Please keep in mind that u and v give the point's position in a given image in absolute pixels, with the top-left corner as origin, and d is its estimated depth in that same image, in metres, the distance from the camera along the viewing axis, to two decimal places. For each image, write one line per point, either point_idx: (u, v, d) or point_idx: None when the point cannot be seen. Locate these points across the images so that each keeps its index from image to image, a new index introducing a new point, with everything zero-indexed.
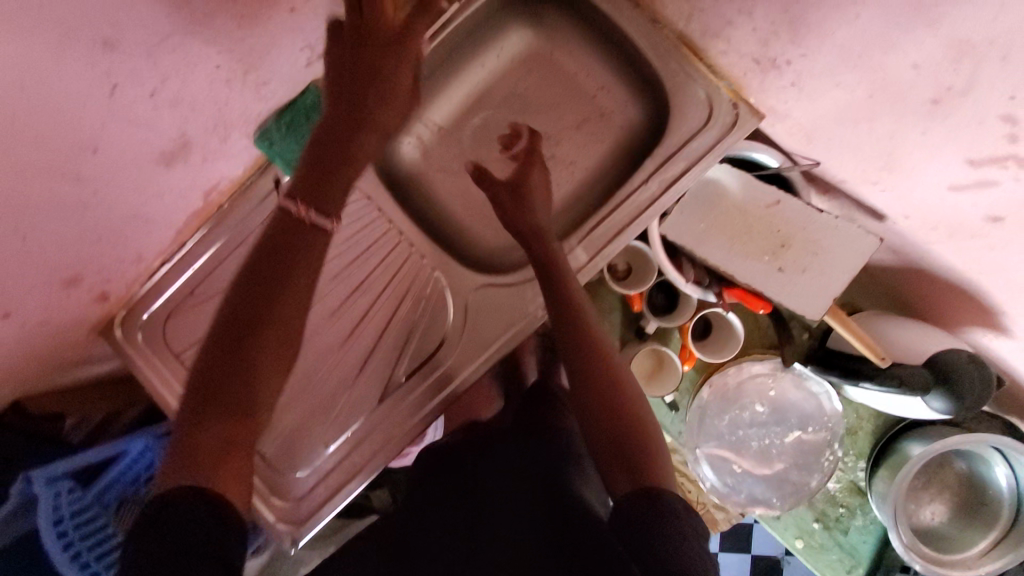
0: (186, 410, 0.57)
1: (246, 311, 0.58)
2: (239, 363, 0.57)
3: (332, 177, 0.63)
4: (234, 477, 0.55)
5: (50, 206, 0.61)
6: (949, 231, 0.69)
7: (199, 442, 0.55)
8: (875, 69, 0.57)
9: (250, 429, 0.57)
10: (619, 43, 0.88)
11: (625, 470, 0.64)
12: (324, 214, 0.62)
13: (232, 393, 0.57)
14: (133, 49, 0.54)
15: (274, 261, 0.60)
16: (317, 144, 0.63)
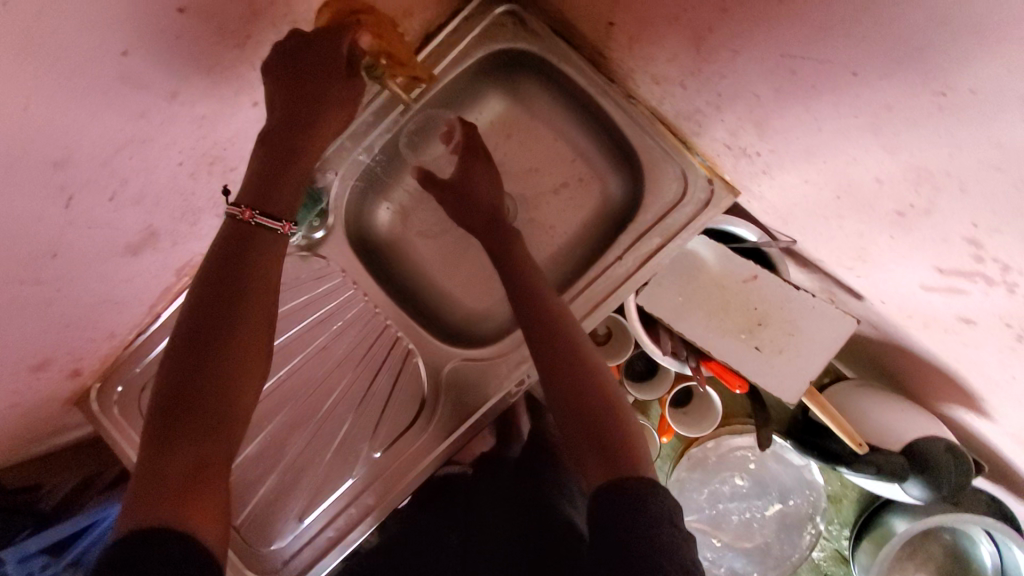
0: (146, 448, 0.49)
1: (203, 332, 0.52)
2: (202, 385, 0.51)
3: (273, 207, 0.57)
4: (208, 504, 0.48)
5: (9, 311, 0.60)
6: (924, 321, 0.68)
7: (164, 472, 0.47)
8: (840, 173, 0.56)
9: (223, 448, 0.51)
10: (597, 115, 0.87)
11: (598, 455, 0.63)
12: (273, 235, 0.56)
13: (200, 416, 0.50)
14: (87, 163, 0.54)
15: (227, 273, 0.53)
16: (264, 148, 0.57)
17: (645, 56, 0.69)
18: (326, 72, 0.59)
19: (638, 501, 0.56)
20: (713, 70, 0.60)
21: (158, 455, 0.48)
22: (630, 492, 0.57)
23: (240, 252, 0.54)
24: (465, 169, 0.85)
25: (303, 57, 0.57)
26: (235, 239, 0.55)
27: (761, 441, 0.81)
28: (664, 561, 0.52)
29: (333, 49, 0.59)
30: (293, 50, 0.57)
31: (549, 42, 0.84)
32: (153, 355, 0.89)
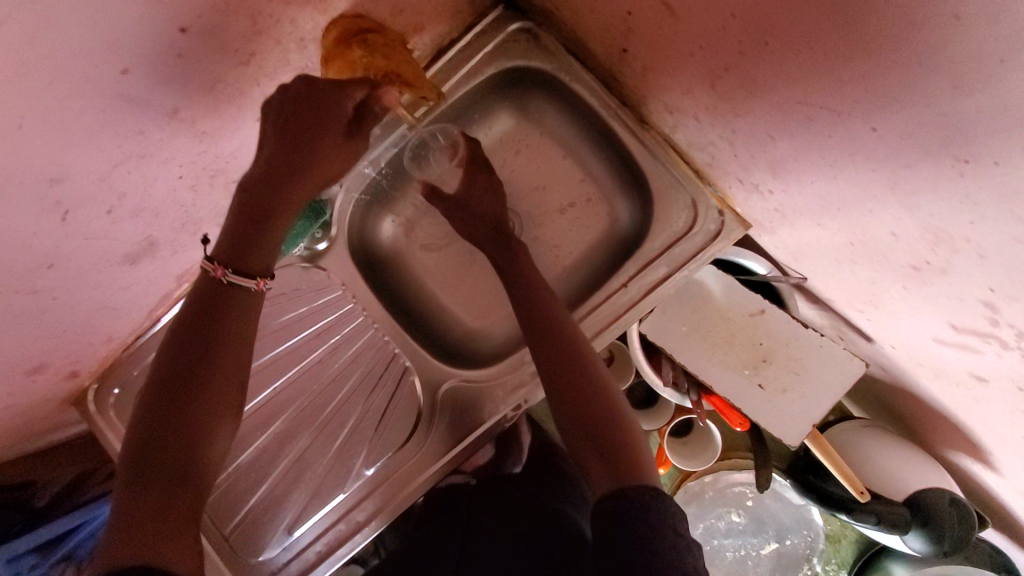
0: (116, 495, 0.48)
1: (176, 378, 0.52)
2: (174, 431, 0.50)
3: (251, 262, 0.56)
4: (178, 544, 0.47)
5: (3, 319, 0.60)
6: (934, 371, 0.66)
7: (133, 516, 0.46)
8: (855, 222, 0.54)
9: (193, 491, 0.50)
10: (609, 137, 0.85)
11: (602, 460, 0.61)
12: (247, 293, 0.56)
13: (171, 461, 0.50)
14: (84, 179, 0.53)
15: (201, 323, 0.54)
16: (243, 196, 0.56)
17: (659, 85, 0.67)
18: (320, 133, 0.57)
19: (639, 507, 0.54)
20: (727, 106, 0.58)
21: (128, 500, 0.48)
22: (631, 499, 0.55)
23: (216, 301, 0.54)
24: (467, 181, 0.84)
25: (298, 115, 0.56)
26: (211, 288, 0.55)
27: (761, 482, 0.80)
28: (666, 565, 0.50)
29: (330, 107, 0.57)
30: (289, 105, 0.56)
31: (562, 61, 0.83)
32: (150, 359, 0.89)
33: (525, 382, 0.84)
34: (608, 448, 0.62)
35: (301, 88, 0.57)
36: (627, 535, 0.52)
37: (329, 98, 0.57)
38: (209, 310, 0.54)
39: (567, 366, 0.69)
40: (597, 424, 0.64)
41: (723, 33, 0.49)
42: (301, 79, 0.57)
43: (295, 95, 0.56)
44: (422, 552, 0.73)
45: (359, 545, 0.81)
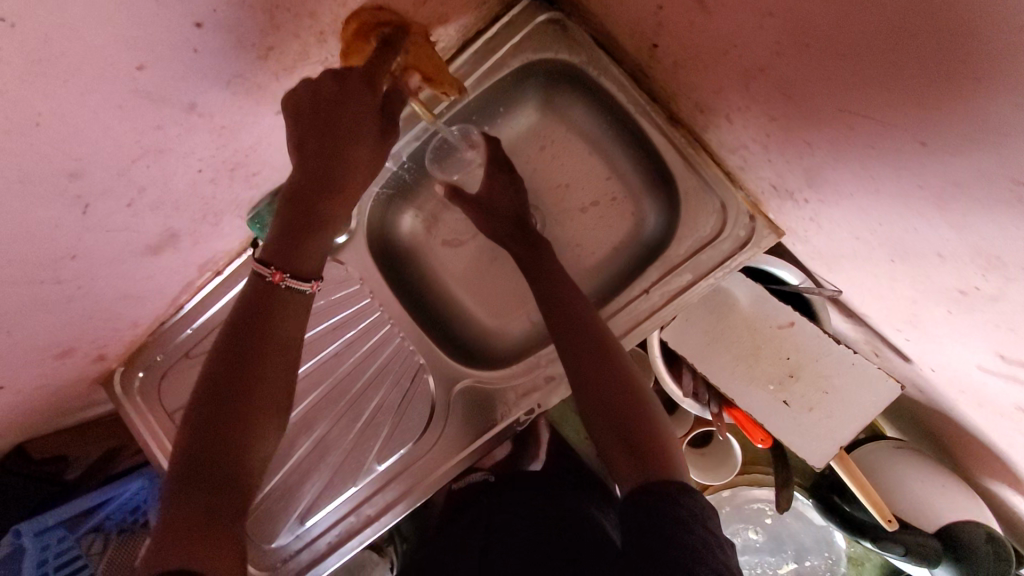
0: (165, 499, 0.48)
1: (221, 382, 0.51)
2: (223, 435, 0.50)
3: (303, 266, 0.56)
4: (222, 547, 0.46)
5: (29, 307, 0.61)
6: (977, 399, 0.61)
7: (185, 516, 0.46)
8: (894, 238, 0.50)
9: (242, 494, 0.50)
10: (636, 135, 0.81)
11: (628, 452, 0.59)
12: (301, 296, 0.56)
13: (217, 464, 0.49)
14: (103, 173, 0.53)
15: (245, 328, 0.53)
16: (291, 201, 0.55)
17: (690, 84, 0.63)
18: (354, 130, 0.56)
19: (667, 503, 0.53)
20: (762, 109, 0.54)
21: (177, 504, 0.47)
22: (654, 492, 0.54)
23: (262, 305, 0.54)
24: (491, 175, 0.82)
25: (331, 115, 0.55)
26: (257, 289, 0.55)
27: (781, 502, 0.77)
28: (693, 562, 0.48)
29: (364, 104, 0.56)
30: (323, 105, 0.55)
31: (592, 54, 0.79)
32: (174, 345, 0.91)
33: (539, 386, 0.82)
34: (636, 451, 0.59)
35: (330, 84, 0.55)
36: (653, 531, 0.51)
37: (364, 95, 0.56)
38: (256, 312, 0.54)
39: (593, 368, 0.65)
40: (629, 428, 0.61)
41: (760, 34, 0.45)
42: (330, 76, 0.55)
43: (324, 91, 0.54)
44: (445, 549, 0.73)
45: (369, 539, 0.81)
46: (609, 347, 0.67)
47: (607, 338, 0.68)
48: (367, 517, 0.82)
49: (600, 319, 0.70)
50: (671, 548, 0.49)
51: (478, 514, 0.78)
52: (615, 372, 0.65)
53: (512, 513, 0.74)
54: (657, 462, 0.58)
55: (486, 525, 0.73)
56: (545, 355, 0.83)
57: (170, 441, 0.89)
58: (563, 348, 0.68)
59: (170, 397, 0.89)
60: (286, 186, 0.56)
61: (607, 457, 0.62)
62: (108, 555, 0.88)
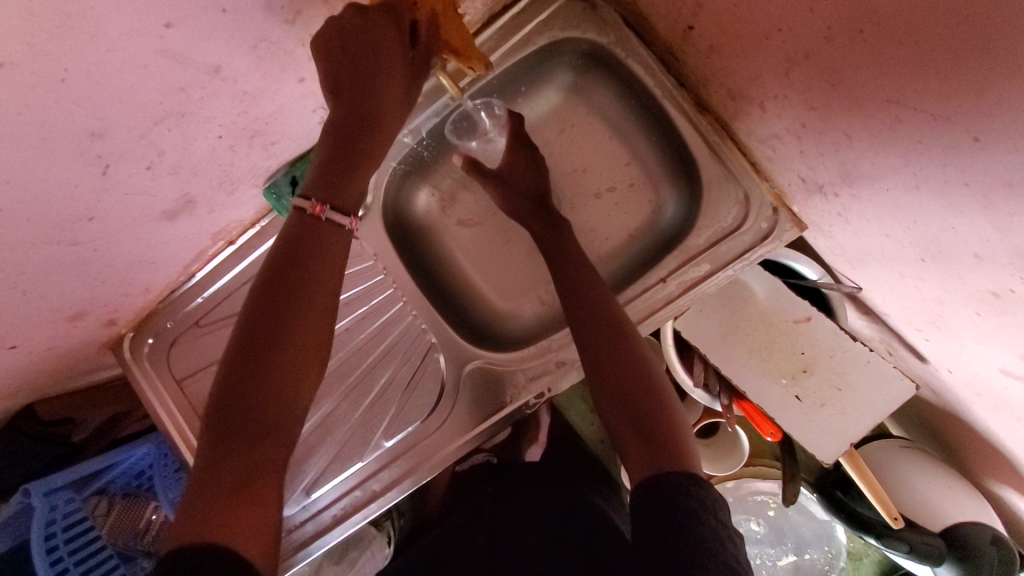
0: (199, 456, 0.47)
1: (253, 343, 0.49)
2: (256, 397, 0.48)
3: (344, 199, 0.55)
4: (254, 515, 0.47)
5: (45, 267, 0.60)
6: (993, 402, 0.61)
7: (221, 478, 0.46)
8: (929, 237, 0.50)
9: (276, 459, 0.50)
10: (661, 121, 0.80)
11: (643, 441, 0.59)
12: (341, 230, 0.55)
13: (250, 425, 0.48)
14: (124, 134, 0.52)
15: (281, 280, 0.51)
16: (336, 131, 0.55)
17: (724, 68, 0.62)
18: (383, 103, 0.56)
19: (679, 495, 0.52)
20: (801, 97, 0.53)
21: (211, 464, 0.47)
22: (666, 485, 0.53)
23: (296, 262, 0.52)
24: (513, 155, 0.81)
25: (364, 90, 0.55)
26: (295, 241, 0.53)
27: (786, 496, 0.78)
28: (705, 557, 0.48)
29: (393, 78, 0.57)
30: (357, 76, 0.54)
31: (620, 35, 0.77)
32: (185, 313, 0.90)
33: (550, 370, 0.82)
34: (648, 439, 0.59)
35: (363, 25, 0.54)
36: (662, 525, 0.50)
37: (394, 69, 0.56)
38: (292, 269, 0.52)
39: (609, 356, 0.64)
40: (642, 418, 0.61)
41: (811, 18, 0.44)
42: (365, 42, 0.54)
43: (351, 61, 0.54)
44: (454, 528, 0.74)
45: (374, 514, 0.82)
46: (627, 334, 0.66)
47: (624, 325, 0.67)
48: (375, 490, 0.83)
49: (618, 305, 0.70)
50: (689, 548, 0.48)
51: (484, 498, 0.78)
52: (630, 359, 0.64)
53: (517, 502, 0.74)
54: (672, 455, 0.57)
55: (492, 510, 0.73)
56: (558, 340, 0.83)
57: (178, 407, 0.89)
58: (579, 334, 0.67)
59: (180, 364, 0.89)
60: (329, 126, 0.55)
61: (619, 446, 0.62)
62: (112, 518, 0.88)
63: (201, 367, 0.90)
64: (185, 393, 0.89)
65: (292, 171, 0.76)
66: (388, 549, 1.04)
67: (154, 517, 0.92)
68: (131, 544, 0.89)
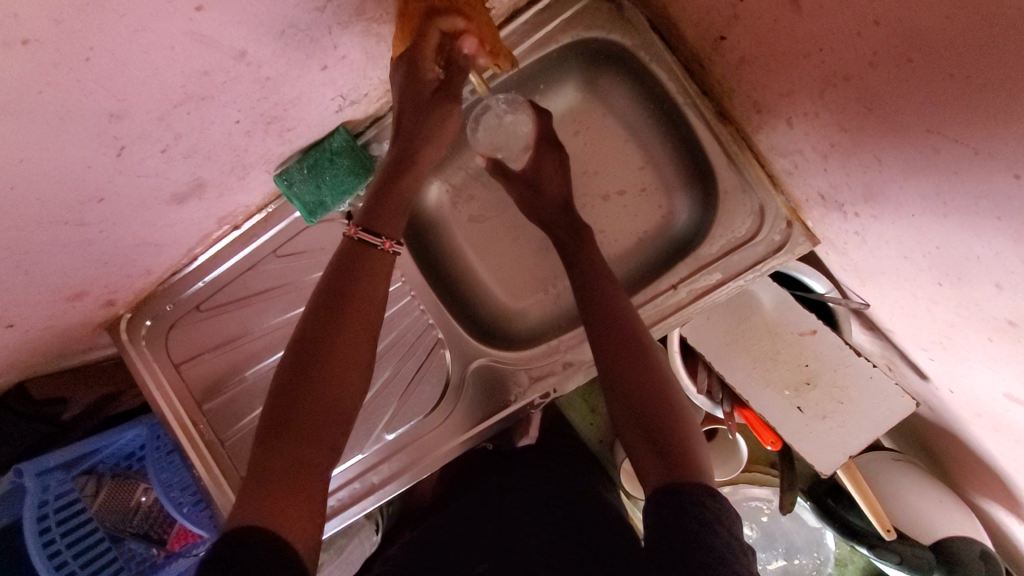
0: (252, 452, 0.46)
1: (297, 345, 0.49)
2: (304, 394, 0.47)
3: (383, 226, 0.55)
4: (298, 508, 0.45)
5: (48, 246, 0.59)
6: (992, 423, 0.63)
7: (269, 471, 0.45)
8: (949, 262, 0.51)
9: (322, 452, 0.47)
10: (680, 126, 0.79)
11: (655, 450, 0.58)
12: (372, 250, 0.54)
13: (301, 420, 0.47)
14: (143, 116, 0.50)
15: (336, 286, 0.51)
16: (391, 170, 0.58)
17: (753, 82, 0.62)
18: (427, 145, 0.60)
19: (696, 504, 0.51)
20: (833, 118, 0.53)
21: (262, 458, 0.46)
22: (684, 496, 0.52)
23: (338, 269, 0.52)
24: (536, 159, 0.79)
25: (410, 128, 0.59)
26: (338, 263, 0.53)
27: (785, 504, 0.80)
28: (720, 568, 0.47)
29: (441, 125, 0.60)
30: (407, 108, 0.59)
31: (645, 38, 0.76)
32: (185, 296, 0.88)
33: (556, 370, 0.82)
34: (660, 444, 0.58)
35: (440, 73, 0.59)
36: (680, 534, 0.49)
37: (438, 112, 0.59)
38: (334, 274, 0.52)
39: (627, 360, 0.64)
40: (659, 423, 0.59)
41: (856, 42, 0.45)
42: (403, 75, 0.57)
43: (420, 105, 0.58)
44: (453, 516, 0.73)
45: (371, 506, 0.82)
46: (645, 341, 0.66)
47: (641, 331, 0.67)
48: (382, 480, 0.83)
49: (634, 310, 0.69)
50: (698, 549, 0.48)
51: (489, 488, 0.77)
52: (647, 366, 0.64)
53: (523, 493, 0.73)
54: (683, 467, 0.56)
55: (499, 501, 0.72)
56: (565, 341, 0.83)
57: (176, 392, 0.87)
58: (594, 338, 0.67)
59: (180, 348, 0.88)
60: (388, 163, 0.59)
61: (630, 448, 0.61)
62: (100, 498, 0.87)
63: (202, 352, 0.89)
64: (185, 378, 0.88)
65: (304, 158, 0.74)
66: (377, 537, 1.05)
67: (144, 498, 0.91)
68: (120, 525, 0.87)
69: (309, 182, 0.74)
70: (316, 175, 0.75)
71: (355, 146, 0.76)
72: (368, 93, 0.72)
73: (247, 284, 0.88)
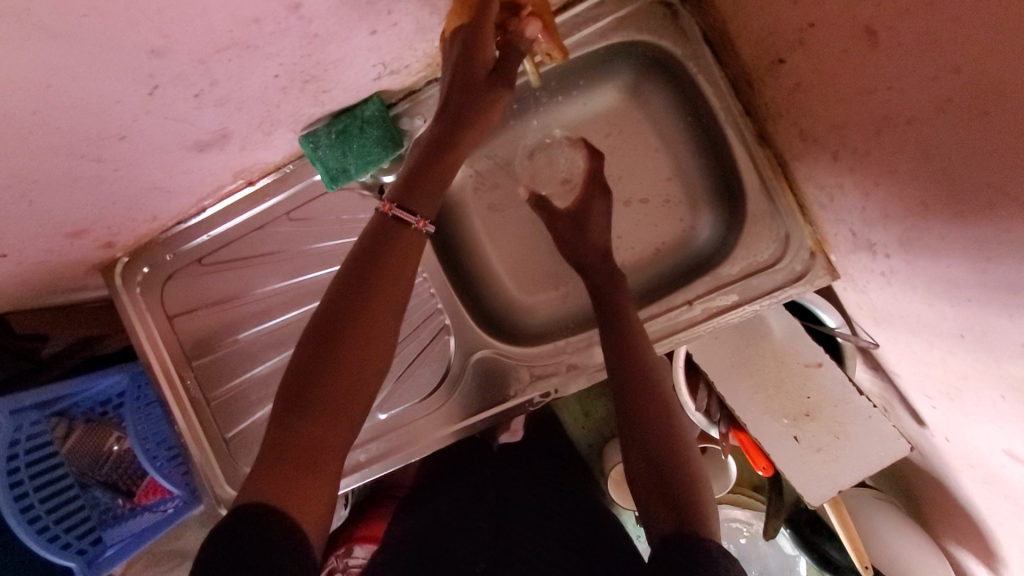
0: (271, 423, 0.45)
1: (326, 320, 0.48)
2: (330, 371, 0.46)
3: (418, 205, 0.53)
4: (313, 488, 0.44)
5: (59, 178, 0.56)
6: (984, 476, 0.64)
7: (285, 445, 0.44)
8: (977, 317, 0.51)
9: (343, 432, 0.46)
10: (716, 142, 0.78)
11: (660, 478, 0.58)
12: (405, 229, 0.51)
13: (324, 398, 0.45)
14: (183, 57, 0.48)
15: (370, 263, 0.49)
16: (427, 148, 0.55)
17: (806, 110, 0.62)
18: (472, 127, 0.57)
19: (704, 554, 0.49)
20: (884, 158, 0.53)
21: (279, 432, 0.45)
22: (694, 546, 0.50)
23: (375, 247, 0.50)
24: (585, 203, 0.79)
25: (457, 107, 0.56)
26: (372, 240, 0.51)
27: (767, 531, 0.82)
28: None
29: (487, 108, 0.58)
30: (456, 86, 0.56)
31: (695, 49, 0.75)
32: (188, 248, 0.85)
33: (559, 371, 0.81)
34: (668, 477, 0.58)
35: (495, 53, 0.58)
36: None
37: (485, 95, 0.57)
38: (368, 252, 0.50)
39: (640, 390, 0.65)
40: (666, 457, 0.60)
41: (932, 86, 0.44)
42: (458, 52, 0.56)
43: (466, 81, 0.56)
44: (444, 507, 0.72)
45: (356, 484, 0.81)
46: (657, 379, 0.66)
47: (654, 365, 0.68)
48: (370, 458, 0.81)
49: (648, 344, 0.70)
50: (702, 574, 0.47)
51: (486, 483, 0.76)
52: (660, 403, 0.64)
53: (519, 492, 0.73)
54: (682, 485, 0.58)
55: (496, 495, 0.72)
56: (573, 343, 0.82)
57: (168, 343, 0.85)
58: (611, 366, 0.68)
59: (177, 300, 0.85)
60: (425, 140, 0.56)
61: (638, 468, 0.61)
62: (72, 441, 0.85)
63: (198, 306, 0.86)
64: (178, 331, 0.85)
65: (334, 123, 0.72)
66: (344, 510, 1.00)
67: (116, 447, 0.90)
68: (87, 471, 0.87)
69: (335, 147, 0.72)
70: (344, 142, 0.72)
71: (387, 117, 0.74)
72: (410, 65, 0.69)
73: (254, 243, 0.85)
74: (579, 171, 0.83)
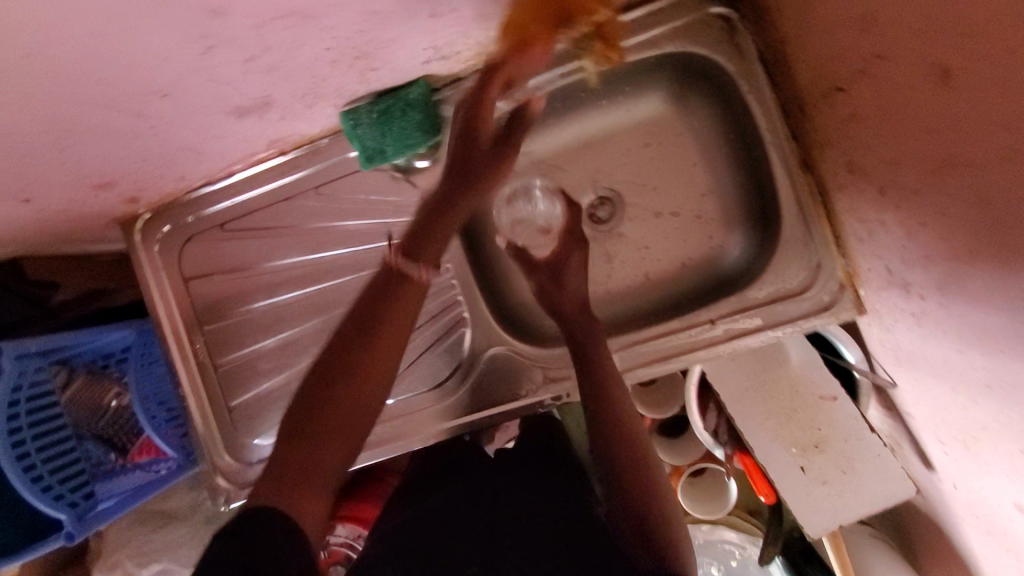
0: (283, 436, 0.53)
1: (337, 351, 0.53)
2: (332, 404, 0.53)
3: (427, 254, 0.56)
4: (313, 500, 0.51)
5: (97, 128, 0.54)
6: (988, 527, 0.64)
7: (287, 467, 0.51)
8: (1008, 369, 0.51)
9: (339, 456, 0.53)
10: (757, 163, 0.77)
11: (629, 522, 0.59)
12: (410, 283, 0.55)
13: (326, 426, 0.52)
14: (242, 20, 0.47)
15: (378, 306, 0.54)
16: (424, 210, 0.58)
17: (859, 142, 0.61)
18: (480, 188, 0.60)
19: None
20: (935, 200, 0.53)
21: (283, 456, 0.52)
22: None
23: (383, 293, 0.55)
24: (564, 254, 0.78)
25: (460, 177, 0.59)
26: (380, 287, 0.55)
27: (765, 558, 0.84)
28: None
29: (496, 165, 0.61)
30: (460, 156, 0.60)
31: (747, 67, 0.73)
32: (210, 212, 0.84)
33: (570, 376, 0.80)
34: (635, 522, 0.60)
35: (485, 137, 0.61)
36: None
37: (489, 162, 0.61)
38: (379, 292, 0.55)
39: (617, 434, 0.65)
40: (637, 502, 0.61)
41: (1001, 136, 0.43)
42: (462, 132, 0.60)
43: (465, 156, 0.60)
44: (442, 500, 0.72)
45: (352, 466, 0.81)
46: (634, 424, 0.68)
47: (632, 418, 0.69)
48: (374, 441, 0.83)
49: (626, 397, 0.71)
50: None
51: (483, 477, 0.76)
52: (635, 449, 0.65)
53: (515, 489, 0.72)
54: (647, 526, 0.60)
55: (492, 491, 0.72)
56: None
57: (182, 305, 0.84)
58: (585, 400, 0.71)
59: (194, 263, 0.84)
60: (427, 200, 0.59)
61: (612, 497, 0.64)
62: (72, 391, 0.84)
63: (215, 271, 0.85)
64: (192, 294, 0.85)
65: (376, 102, 0.71)
66: None
67: (114, 402, 0.89)
68: (83, 423, 0.86)
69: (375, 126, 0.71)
70: (384, 122, 0.71)
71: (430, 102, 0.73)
72: (460, 52, 0.68)
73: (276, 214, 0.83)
74: (558, 222, 0.82)
